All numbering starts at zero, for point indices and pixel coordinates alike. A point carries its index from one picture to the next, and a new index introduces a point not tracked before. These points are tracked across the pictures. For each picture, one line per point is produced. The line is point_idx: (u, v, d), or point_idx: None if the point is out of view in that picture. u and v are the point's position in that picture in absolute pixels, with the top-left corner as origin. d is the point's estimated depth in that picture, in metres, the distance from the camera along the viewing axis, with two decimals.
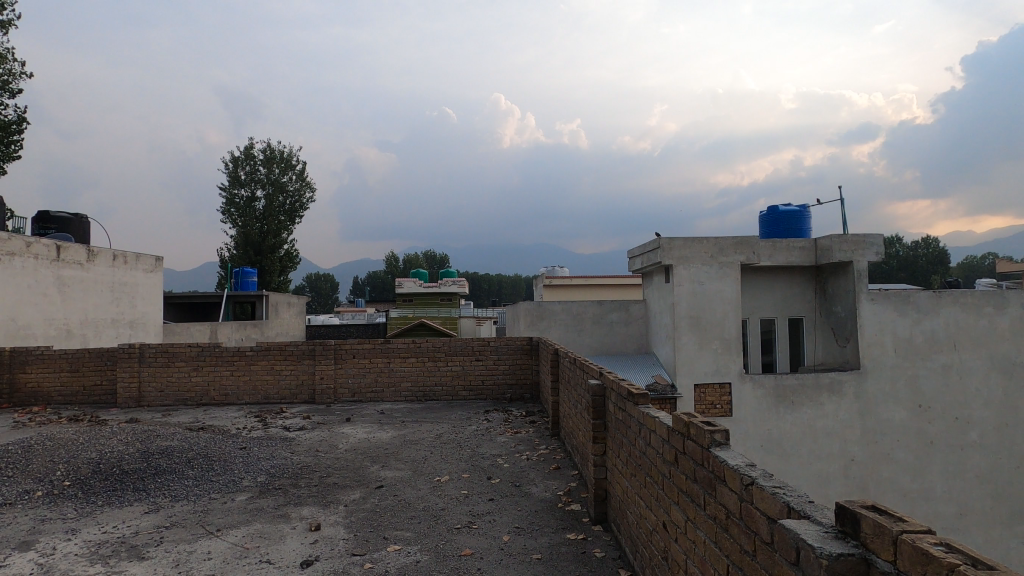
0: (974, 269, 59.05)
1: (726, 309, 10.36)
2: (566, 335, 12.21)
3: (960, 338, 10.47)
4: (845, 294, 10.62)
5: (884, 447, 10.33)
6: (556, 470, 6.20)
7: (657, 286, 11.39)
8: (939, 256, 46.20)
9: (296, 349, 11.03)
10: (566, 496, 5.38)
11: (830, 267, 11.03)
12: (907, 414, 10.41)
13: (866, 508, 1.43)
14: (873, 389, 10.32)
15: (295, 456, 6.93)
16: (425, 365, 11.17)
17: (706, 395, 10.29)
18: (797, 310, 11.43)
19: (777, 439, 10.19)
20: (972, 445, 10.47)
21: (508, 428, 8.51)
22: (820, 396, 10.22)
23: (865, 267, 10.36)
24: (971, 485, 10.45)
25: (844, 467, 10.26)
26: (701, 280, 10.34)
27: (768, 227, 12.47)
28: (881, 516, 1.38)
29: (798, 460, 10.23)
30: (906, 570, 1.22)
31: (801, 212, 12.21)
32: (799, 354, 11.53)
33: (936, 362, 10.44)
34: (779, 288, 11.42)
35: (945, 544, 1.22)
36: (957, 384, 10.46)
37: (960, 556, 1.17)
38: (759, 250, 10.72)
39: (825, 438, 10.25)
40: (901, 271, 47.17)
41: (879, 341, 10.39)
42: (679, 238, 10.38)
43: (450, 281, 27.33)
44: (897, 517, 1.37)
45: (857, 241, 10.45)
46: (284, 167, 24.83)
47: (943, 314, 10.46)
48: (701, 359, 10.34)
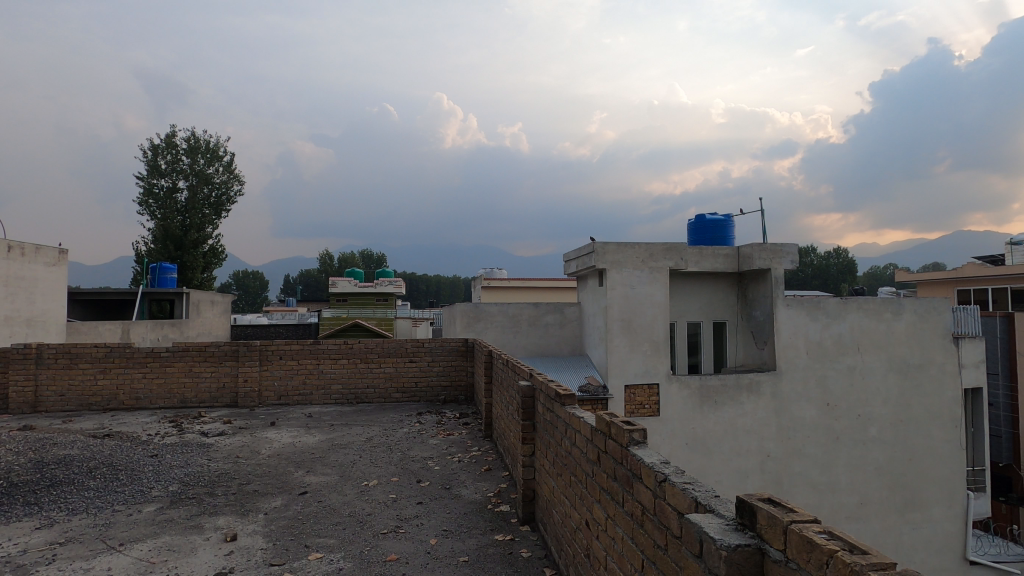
0: (877, 278, 64.39)
1: (655, 312, 10.75)
2: (502, 336, 12.25)
3: (863, 341, 11.37)
4: (764, 299, 11.27)
5: (796, 443, 11.04)
6: (487, 472, 6.20)
7: (591, 289, 11.65)
8: (849, 266, 49.90)
9: (218, 350, 10.46)
10: (496, 497, 5.39)
11: (750, 274, 11.68)
12: (817, 412, 11.16)
13: (762, 501, 1.51)
14: (788, 389, 11.01)
15: (213, 463, 6.55)
16: (356, 367, 10.88)
17: (635, 396, 10.61)
18: (721, 314, 12.03)
19: (701, 437, 10.66)
20: (872, 440, 11.38)
21: (441, 430, 8.44)
22: (740, 395, 10.79)
23: (782, 274, 11.04)
24: (870, 476, 11.37)
25: (761, 462, 10.87)
26: (633, 284, 10.67)
27: (695, 235, 13.06)
28: (775, 508, 1.46)
29: (719, 456, 10.74)
30: (795, 558, 1.30)
31: (725, 221, 12.86)
32: (722, 356, 12.12)
33: (842, 363, 11.28)
34: (705, 292, 11.97)
35: (828, 531, 1.31)
36: (860, 384, 11.34)
37: (840, 543, 1.26)
38: (688, 256, 11.18)
39: (745, 435, 10.82)
40: (815, 279, 50.74)
41: (793, 343, 11.10)
42: (612, 243, 10.66)
43: (386, 281, 26.74)
44: (789, 508, 1.46)
45: (775, 250, 11.12)
46: (210, 158, 23.49)
47: (849, 319, 11.31)
48: (631, 360, 10.65)
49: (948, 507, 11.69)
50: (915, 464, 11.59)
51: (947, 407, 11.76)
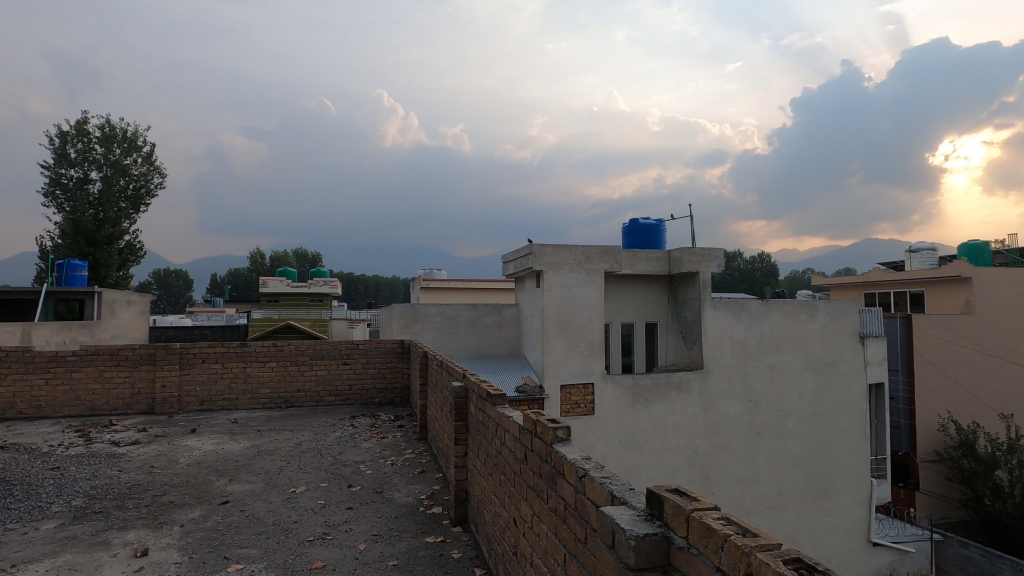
0: (797, 282, 68.94)
1: (590, 313, 10.99)
2: (440, 338, 12.16)
3: (782, 341, 12.11)
4: (693, 301, 11.77)
5: (721, 438, 11.61)
6: (420, 474, 6.14)
7: (528, 291, 11.77)
8: (772, 270, 53.03)
9: (133, 353, 9.79)
10: (429, 499, 5.35)
11: (681, 277, 12.17)
12: (740, 408, 11.78)
13: (670, 491, 1.59)
14: (714, 387, 11.56)
15: (124, 475, 6.12)
16: (286, 370, 10.48)
17: (571, 395, 10.78)
18: (653, 315, 12.46)
19: (633, 434, 11.00)
20: (788, 433, 12.15)
21: (374, 434, 8.28)
22: (670, 393, 11.24)
23: (710, 277, 11.56)
24: (787, 467, 12.13)
25: (688, 457, 11.36)
26: (569, 286, 10.88)
27: (629, 238, 13.48)
28: (681, 497, 1.54)
29: (650, 452, 11.12)
30: (696, 543, 1.38)
31: (658, 225, 13.35)
32: (654, 356, 12.56)
33: (763, 362, 11.97)
34: (638, 294, 12.37)
35: (725, 518, 1.40)
36: (779, 381, 12.08)
37: (735, 527, 1.35)
38: (622, 259, 11.51)
39: (674, 432, 11.27)
40: (742, 282, 53.63)
41: (719, 343, 11.66)
42: (550, 244, 10.82)
43: (321, 281, 25.90)
44: (694, 497, 1.54)
45: (704, 254, 11.64)
46: (127, 148, 21.95)
47: (769, 320, 12.03)
48: (567, 360, 10.84)
49: (855, 493, 12.64)
50: (826, 455, 12.46)
51: (855, 401, 12.73)
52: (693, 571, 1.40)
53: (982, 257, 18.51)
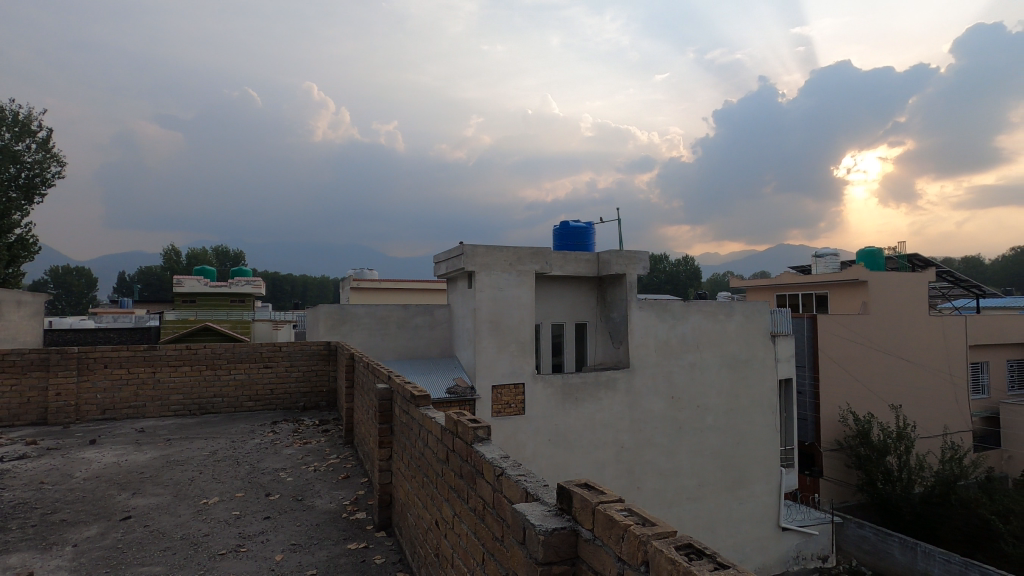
0: (717, 284, 72.91)
1: (522, 314, 11.09)
2: (369, 339, 11.87)
3: (702, 340, 12.76)
4: (620, 302, 12.17)
5: (646, 434, 12.06)
6: (344, 480, 5.97)
7: (460, 292, 11.71)
8: (695, 272, 55.78)
9: (22, 359, 8.88)
10: (352, 505, 5.21)
11: (609, 279, 12.54)
12: (663, 405, 12.29)
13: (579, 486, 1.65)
14: (639, 385, 11.98)
15: (7, 492, 5.54)
16: (201, 374, 9.87)
17: (502, 395, 10.81)
18: (582, 316, 12.76)
19: (563, 432, 11.20)
20: (707, 427, 12.80)
21: (297, 439, 7.95)
22: (598, 392, 11.55)
23: (636, 279, 11.99)
24: (705, 460, 12.77)
25: (615, 453, 11.71)
26: (501, 287, 10.92)
27: (559, 240, 13.74)
28: (588, 490, 1.60)
29: (579, 450, 11.36)
30: (600, 530, 1.44)
31: (587, 228, 13.68)
32: (583, 356, 12.86)
33: (684, 360, 12.56)
34: (568, 295, 12.63)
35: (627, 509, 1.47)
36: (699, 378, 12.71)
37: (635, 517, 1.42)
38: (553, 260, 11.71)
39: (602, 429, 11.58)
40: (667, 284, 56.05)
41: (644, 343, 12.11)
42: (482, 245, 10.81)
43: (241, 280, 24.76)
44: (599, 490, 1.61)
45: (631, 256, 12.05)
46: (19, 133, 19.89)
47: (690, 320, 12.65)
48: (498, 361, 10.85)
49: (766, 482, 13.52)
50: (741, 447, 13.23)
51: (767, 396, 13.61)
52: (598, 561, 1.46)
53: (876, 262, 20.32)
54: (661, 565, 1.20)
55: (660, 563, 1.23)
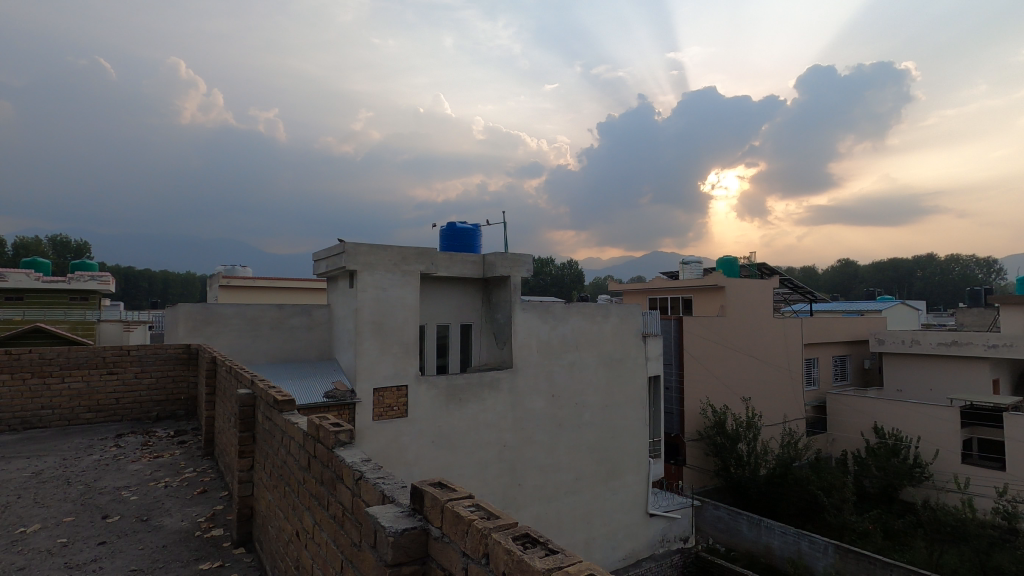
0: (598, 287, 76.93)
1: (406, 315, 10.88)
2: (237, 341, 10.96)
3: (581, 341, 13.41)
4: (505, 303, 12.41)
5: (527, 432, 12.39)
6: (201, 494, 5.48)
7: (341, 291, 11.26)
8: (579, 276, 58.58)
9: None
10: (208, 521, 4.79)
11: (494, 280, 12.72)
12: (544, 403, 12.71)
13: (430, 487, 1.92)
14: (522, 384, 12.30)
15: None
16: (25, 383, 8.56)
17: (384, 398, 10.50)
18: (467, 317, 12.82)
19: (446, 433, 11.15)
20: (584, 423, 13.46)
21: (145, 453, 7.14)
22: (482, 392, 11.68)
23: (520, 281, 12.29)
24: (582, 454, 13.42)
25: (497, 452, 11.89)
26: (384, 287, 10.63)
27: (446, 241, 13.70)
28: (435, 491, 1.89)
29: (462, 450, 11.37)
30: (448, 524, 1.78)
31: (474, 230, 13.79)
32: (468, 356, 12.92)
33: (564, 360, 13.11)
34: (454, 296, 12.63)
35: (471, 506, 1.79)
36: (578, 377, 13.34)
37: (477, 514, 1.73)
38: (438, 261, 11.62)
39: (485, 429, 11.71)
40: (553, 287, 58.13)
41: (527, 343, 12.47)
42: (365, 244, 10.46)
43: (85, 275, 21.82)
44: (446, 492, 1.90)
45: (515, 259, 12.31)
46: None
47: (570, 321, 13.25)
48: (380, 363, 10.53)
49: (637, 472, 14.51)
50: (615, 440, 14.07)
51: (638, 392, 14.62)
52: (443, 555, 1.77)
53: (732, 270, 22.66)
54: (496, 556, 1.53)
55: (495, 553, 1.55)
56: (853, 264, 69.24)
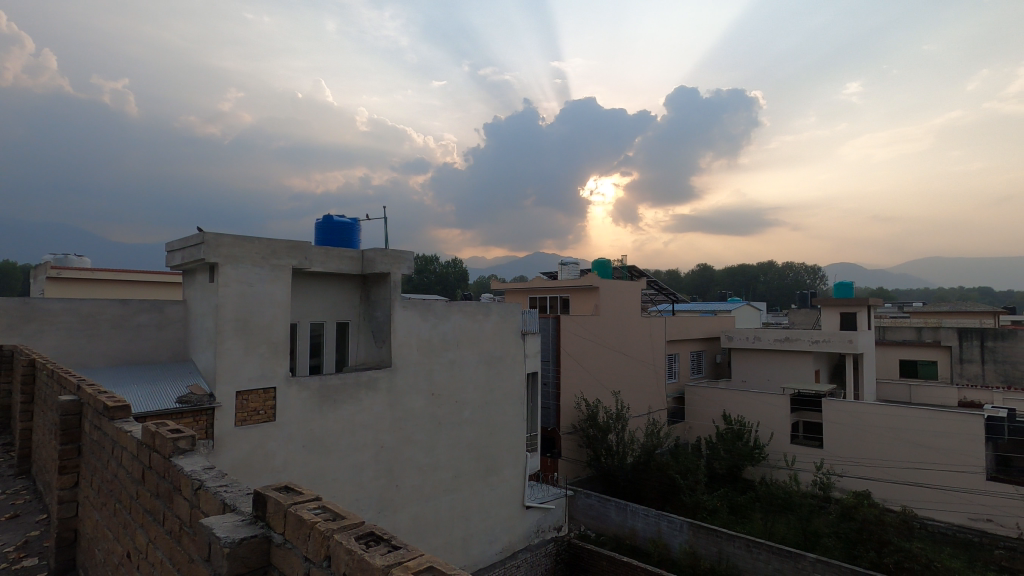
0: (482, 286, 77.69)
1: (275, 312, 10.15)
2: (68, 342, 9.52)
3: (461, 339, 13.48)
4: (384, 301, 12.08)
5: (406, 432, 12.18)
6: (10, 520, 4.67)
7: (199, 286, 10.23)
8: (463, 274, 58.84)
9: None
10: (17, 551, 4.09)
11: (373, 277, 12.33)
12: (424, 402, 12.58)
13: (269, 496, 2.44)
14: (401, 384, 12.07)
15: None
16: None
17: (248, 402, 9.71)
18: (344, 315, 12.29)
19: (319, 437, 10.60)
20: (464, 420, 13.54)
21: None
22: (358, 392, 11.28)
23: (400, 279, 12.01)
24: (462, 451, 13.48)
25: (374, 454, 11.54)
26: (250, 282, 9.83)
27: (322, 235, 13.01)
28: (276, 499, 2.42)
29: (336, 455, 10.87)
30: (289, 530, 2.26)
31: (352, 224, 13.23)
32: (344, 356, 12.40)
33: (445, 358, 13.08)
34: (329, 293, 12.05)
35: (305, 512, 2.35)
36: (458, 375, 13.38)
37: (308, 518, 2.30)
38: (313, 256, 10.99)
39: (361, 431, 11.31)
40: (437, 285, 57.65)
41: (407, 341, 12.25)
42: (228, 235, 9.59)
43: None
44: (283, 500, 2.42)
45: (396, 255, 12.00)
46: None
47: (452, 319, 13.26)
48: (245, 365, 9.71)
49: (514, 467, 14.89)
50: (493, 436, 14.31)
51: (516, 389, 15.00)
52: (280, 557, 2.31)
53: (606, 272, 24.07)
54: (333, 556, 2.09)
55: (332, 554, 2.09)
56: (709, 270, 76.82)
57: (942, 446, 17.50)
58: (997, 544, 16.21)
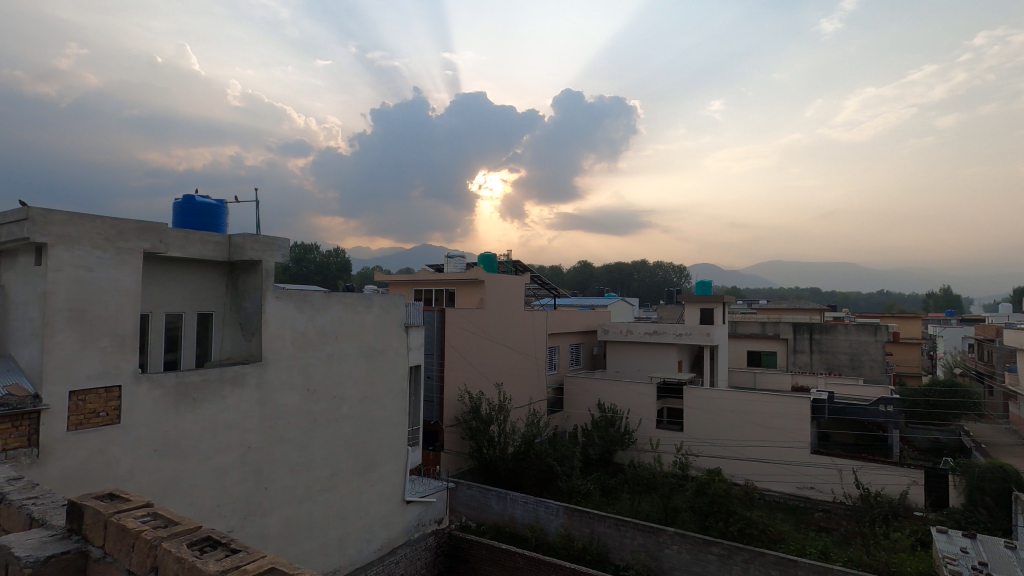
0: (365, 277, 75.00)
1: (122, 302, 8.98)
2: None
3: (340, 332, 12.93)
4: (254, 291, 11.20)
5: (277, 430, 11.43)
6: None
7: (22, 269, 8.74)
8: (345, 264, 56.47)
9: None
10: None
11: (241, 265, 11.38)
12: (298, 398, 11.89)
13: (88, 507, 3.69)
14: (272, 380, 11.30)
15: None
16: None
17: (86, 403, 8.50)
18: (206, 305, 11.21)
19: (174, 439, 9.59)
20: (342, 416, 13.02)
21: None
22: (222, 390, 10.37)
23: (273, 267, 11.21)
24: (339, 449, 12.95)
25: (241, 455, 10.69)
26: (90, 267, 8.59)
27: (180, 216, 11.72)
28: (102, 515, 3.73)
29: (195, 458, 9.90)
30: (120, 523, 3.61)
31: (218, 206, 12.08)
32: (206, 350, 11.34)
33: (322, 352, 12.45)
34: (189, 281, 10.92)
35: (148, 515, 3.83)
36: (336, 369, 12.80)
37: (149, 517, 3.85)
38: (169, 239, 9.86)
39: (225, 431, 10.41)
40: (317, 275, 54.71)
41: (280, 334, 11.48)
42: (60, 211, 8.29)
43: None
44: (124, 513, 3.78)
45: (268, 242, 11.16)
46: None
47: (330, 311, 12.67)
48: (82, 361, 8.47)
49: (394, 462, 14.60)
50: (374, 432, 13.91)
51: (399, 382, 14.71)
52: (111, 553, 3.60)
53: (491, 266, 24.36)
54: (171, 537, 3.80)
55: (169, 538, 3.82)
56: (589, 266, 80.88)
57: (778, 426, 20.03)
58: (818, 507, 18.93)
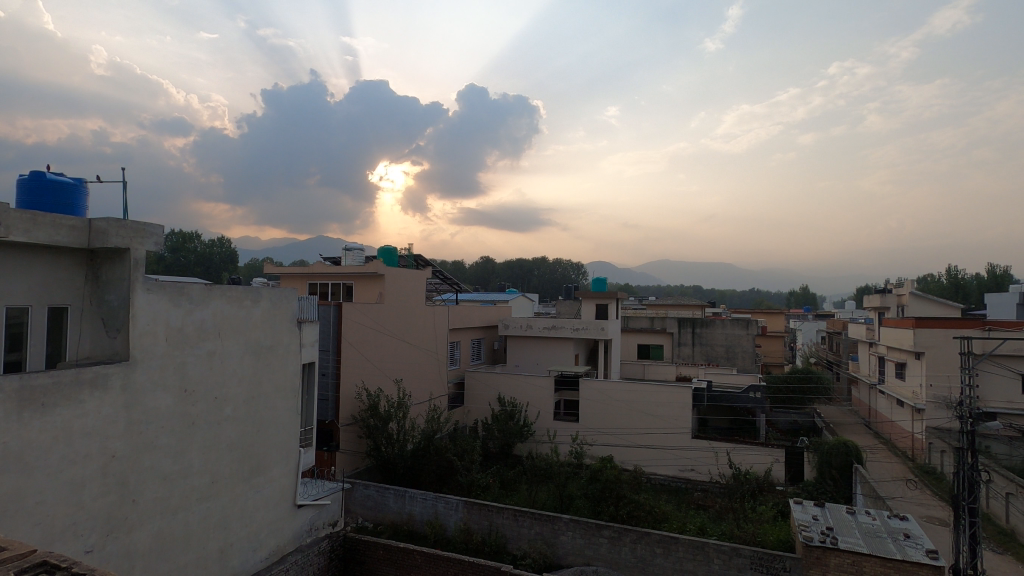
0: (254, 270, 70.26)
1: None
2: None
3: (223, 328, 11.96)
4: (120, 282, 10.02)
5: (147, 436, 10.32)
6: None
7: None
8: (231, 255, 52.59)
9: None
10: None
11: (104, 252, 10.13)
12: (172, 401, 10.83)
13: None
14: (141, 380, 10.19)
15: None
16: None
17: None
18: (59, 298, 9.86)
19: (17, 451, 8.33)
20: (225, 419, 12.08)
21: None
22: (79, 393, 9.18)
23: (143, 256, 10.09)
24: (221, 454, 12.00)
25: (102, 466, 9.54)
26: None
27: (26, 195, 10.17)
28: None
29: (43, 472, 8.68)
30: None
31: (74, 185, 10.64)
32: (60, 349, 10.00)
33: (201, 349, 11.44)
34: (37, 270, 9.48)
35: None
36: (217, 368, 11.82)
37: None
38: (12, 222, 8.53)
39: (82, 439, 9.22)
40: (198, 267, 50.38)
41: (151, 330, 10.39)
42: None
43: None
44: None
45: (136, 228, 10.02)
46: None
47: (211, 305, 11.67)
48: None
49: (283, 465, 13.80)
50: (260, 434, 13.04)
51: (289, 381, 13.91)
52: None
53: (392, 260, 23.72)
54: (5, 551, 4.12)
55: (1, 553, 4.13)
56: (492, 262, 81.53)
57: (663, 414, 21.48)
58: (697, 487, 20.59)
